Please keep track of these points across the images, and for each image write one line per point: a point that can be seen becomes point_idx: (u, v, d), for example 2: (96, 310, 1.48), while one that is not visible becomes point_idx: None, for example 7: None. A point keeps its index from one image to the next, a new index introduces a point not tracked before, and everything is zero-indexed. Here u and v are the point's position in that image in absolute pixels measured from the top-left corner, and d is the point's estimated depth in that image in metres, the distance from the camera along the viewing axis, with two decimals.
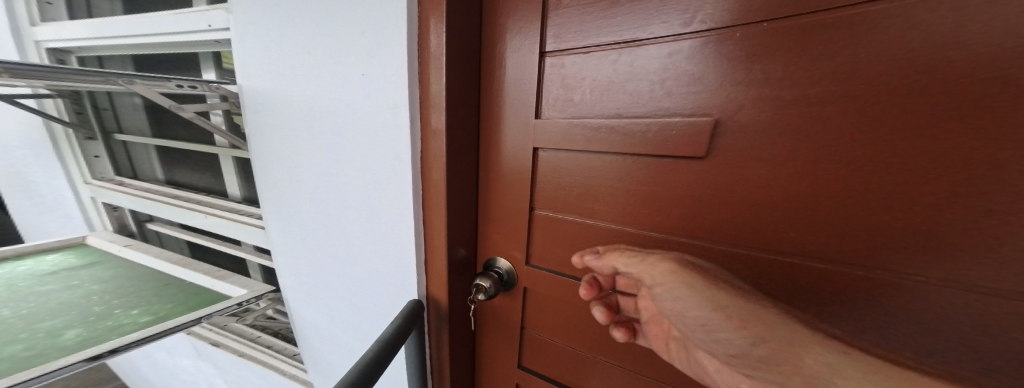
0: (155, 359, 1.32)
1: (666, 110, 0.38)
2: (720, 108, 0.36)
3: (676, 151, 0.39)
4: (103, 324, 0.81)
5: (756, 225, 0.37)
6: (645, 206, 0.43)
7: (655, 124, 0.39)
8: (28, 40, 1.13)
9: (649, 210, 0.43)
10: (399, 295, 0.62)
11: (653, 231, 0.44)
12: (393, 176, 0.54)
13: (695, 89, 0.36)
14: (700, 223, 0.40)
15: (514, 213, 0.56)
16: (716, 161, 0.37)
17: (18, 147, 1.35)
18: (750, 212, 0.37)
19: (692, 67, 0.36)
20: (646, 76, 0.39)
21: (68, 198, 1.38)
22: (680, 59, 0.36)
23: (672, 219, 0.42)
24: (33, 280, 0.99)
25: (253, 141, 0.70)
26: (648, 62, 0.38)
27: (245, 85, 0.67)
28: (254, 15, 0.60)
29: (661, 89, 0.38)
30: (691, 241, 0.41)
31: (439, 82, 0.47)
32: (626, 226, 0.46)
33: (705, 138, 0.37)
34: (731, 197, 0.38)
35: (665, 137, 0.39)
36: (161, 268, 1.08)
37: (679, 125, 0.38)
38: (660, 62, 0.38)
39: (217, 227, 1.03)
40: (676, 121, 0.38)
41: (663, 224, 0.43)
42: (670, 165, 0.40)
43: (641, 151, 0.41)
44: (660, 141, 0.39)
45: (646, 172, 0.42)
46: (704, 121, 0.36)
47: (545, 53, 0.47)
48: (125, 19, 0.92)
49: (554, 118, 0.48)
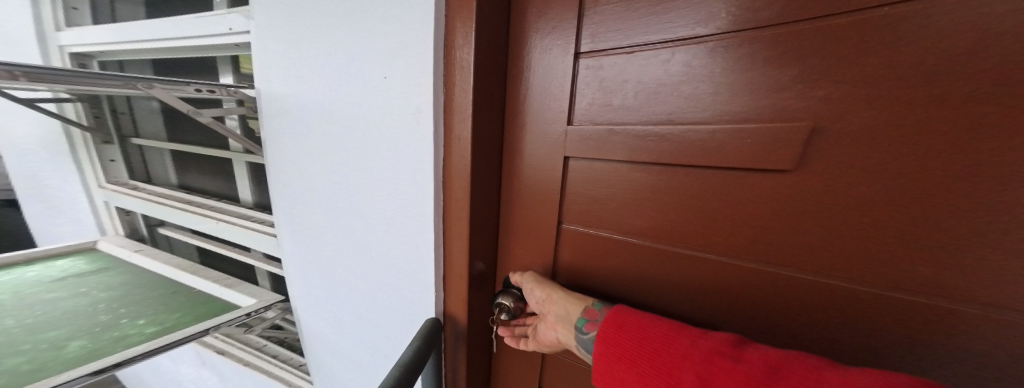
0: (159, 367, 1.29)
1: (732, 114, 0.34)
2: (798, 111, 0.31)
3: (746, 163, 0.34)
4: (109, 335, 0.78)
5: (839, 248, 0.32)
6: (699, 223, 0.39)
7: (720, 131, 0.34)
8: (54, 45, 1.16)
9: (705, 227, 0.39)
10: (416, 312, 0.58)
11: (708, 252, 0.39)
12: (413, 185, 0.51)
13: (769, 90, 0.32)
14: (765, 243, 0.36)
15: (539, 226, 0.52)
16: (797, 174, 0.32)
17: (38, 151, 1.37)
18: (833, 234, 0.32)
19: (765, 65, 0.32)
20: (708, 77, 0.35)
21: (82, 201, 1.39)
22: (750, 57, 0.33)
23: (732, 238, 0.37)
24: (43, 287, 0.98)
25: (269, 147, 0.68)
26: (712, 61, 0.35)
27: (263, 89, 0.65)
28: (272, 18, 0.59)
29: (727, 90, 0.34)
30: (752, 264, 0.37)
31: (466, 84, 0.44)
32: (674, 244, 0.41)
33: (784, 147, 0.32)
34: (811, 216, 0.33)
35: (731, 145, 0.34)
36: (170, 274, 1.06)
37: (752, 131, 0.33)
38: (725, 62, 0.34)
39: (227, 233, 1.01)
40: (751, 128, 0.33)
41: (720, 243, 0.38)
42: (736, 178, 0.35)
43: (700, 161, 0.36)
44: (726, 150, 0.34)
45: (705, 186, 0.37)
46: (782, 126, 0.32)
47: (579, 54, 0.43)
48: (146, 24, 0.92)
49: (589, 125, 0.44)
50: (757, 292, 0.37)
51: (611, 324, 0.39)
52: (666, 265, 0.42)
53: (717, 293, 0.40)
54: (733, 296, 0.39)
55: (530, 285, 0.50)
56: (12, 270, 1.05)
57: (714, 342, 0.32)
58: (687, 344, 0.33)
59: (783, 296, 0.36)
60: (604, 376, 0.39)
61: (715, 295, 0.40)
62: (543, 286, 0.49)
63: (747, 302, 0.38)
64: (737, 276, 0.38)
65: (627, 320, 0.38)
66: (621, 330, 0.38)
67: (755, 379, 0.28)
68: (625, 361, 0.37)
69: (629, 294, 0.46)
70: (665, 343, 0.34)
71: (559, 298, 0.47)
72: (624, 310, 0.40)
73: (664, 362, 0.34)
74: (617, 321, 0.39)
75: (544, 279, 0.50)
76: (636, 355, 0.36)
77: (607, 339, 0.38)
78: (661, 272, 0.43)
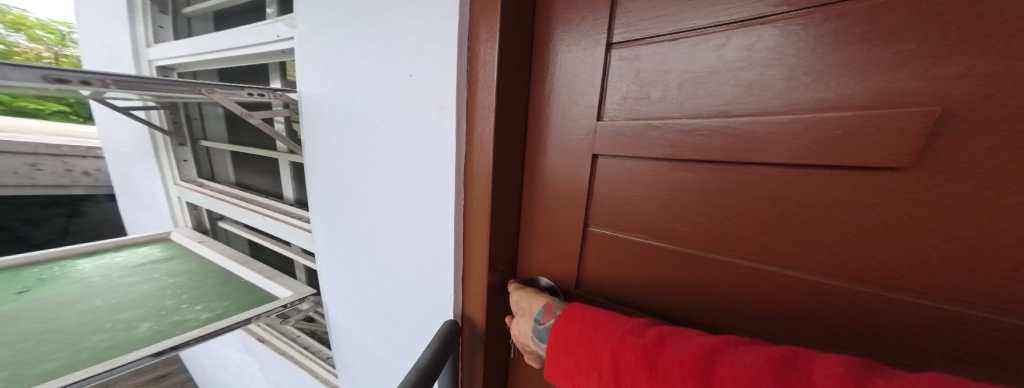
0: (212, 350, 1.41)
1: (809, 103, 0.28)
2: (904, 96, 0.25)
3: (832, 159, 0.27)
4: (171, 319, 0.86)
5: (964, 270, 0.25)
6: (760, 230, 0.33)
7: (794, 122, 0.28)
8: (145, 60, 1.34)
9: (761, 235, 0.33)
10: (434, 314, 0.56)
11: (763, 264, 0.33)
12: (435, 185, 0.49)
13: (861, 72, 0.26)
14: (853, 259, 0.29)
15: (565, 229, 0.48)
16: (904, 173, 0.25)
17: (130, 152, 1.58)
18: (941, 251, 0.25)
19: (856, 41, 0.26)
20: (777, 59, 0.29)
21: (161, 196, 1.58)
22: (836, 35, 0.26)
23: (806, 249, 0.31)
24: (126, 272, 1.12)
25: (307, 146, 0.71)
26: (782, 42, 0.29)
27: (304, 92, 0.68)
28: (310, 25, 0.62)
29: (804, 74, 0.28)
30: (834, 282, 0.30)
31: (489, 79, 0.41)
32: (728, 255, 0.35)
33: (890, 139, 0.25)
34: (908, 227, 0.26)
35: (809, 138, 0.28)
36: (224, 265, 1.17)
37: (838, 120, 0.26)
38: (801, 42, 0.28)
39: (271, 228, 1.08)
40: (839, 117, 0.26)
41: (788, 255, 0.32)
42: (813, 178, 0.29)
43: (762, 158, 0.30)
44: (801, 144, 0.28)
45: (771, 186, 0.31)
46: (887, 114, 0.25)
47: (612, 44, 0.39)
48: (213, 37, 1.03)
49: (622, 119, 0.39)
50: (840, 316, 0.30)
51: (561, 318, 0.37)
52: (715, 279, 0.36)
53: (784, 314, 0.33)
54: (805, 318, 0.32)
55: (513, 286, 0.51)
56: (105, 256, 1.22)
57: (630, 325, 0.33)
58: (609, 328, 0.34)
59: (877, 325, 0.29)
60: (553, 369, 0.37)
61: (778, 315, 0.33)
62: (520, 287, 0.49)
63: (825, 328, 0.31)
64: (812, 296, 0.31)
65: (572, 312, 0.37)
66: (566, 322, 0.37)
67: (649, 350, 0.29)
68: (563, 348, 0.36)
69: (668, 309, 0.41)
70: (594, 329, 0.34)
71: (528, 294, 0.46)
72: (577, 305, 0.39)
73: (592, 346, 0.34)
74: (567, 314, 0.37)
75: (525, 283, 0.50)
76: (572, 340, 0.36)
77: (554, 333, 0.37)
78: (709, 286, 0.37)
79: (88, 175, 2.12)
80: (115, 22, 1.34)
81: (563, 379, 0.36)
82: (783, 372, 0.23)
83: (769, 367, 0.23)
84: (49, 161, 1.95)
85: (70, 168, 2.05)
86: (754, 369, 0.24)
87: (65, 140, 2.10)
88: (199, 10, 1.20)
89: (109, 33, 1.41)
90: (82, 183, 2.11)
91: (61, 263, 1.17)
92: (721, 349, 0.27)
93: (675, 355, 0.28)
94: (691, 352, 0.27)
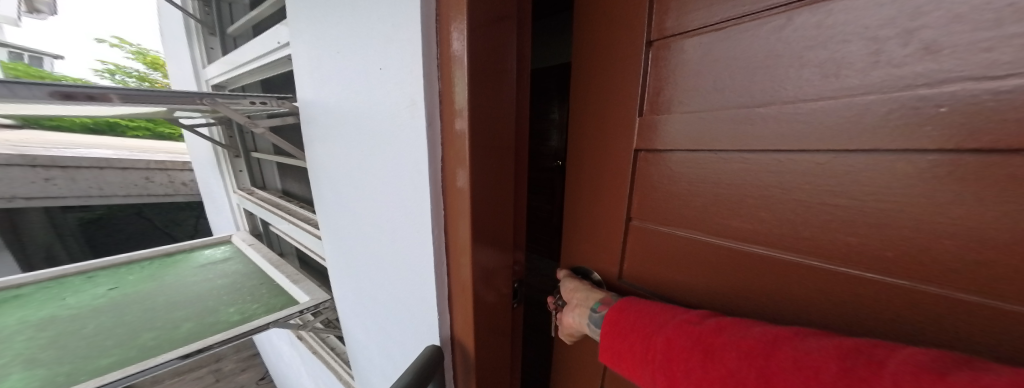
0: (268, 340, 1.59)
1: (903, 81, 0.24)
2: None
3: (939, 144, 0.23)
4: (208, 320, 0.95)
5: None
6: (840, 231, 0.29)
7: (881, 102, 0.25)
8: (202, 79, 1.50)
9: (827, 232, 0.29)
10: (421, 329, 0.57)
11: (832, 264, 0.30)
12: (410, 186, 0.48)
13: (976, 39, 0.21)
14: (961, 267, 0.24)
15: (605, 227, 0.47)
16: None
17: (201, 163, 1.81)
18: None
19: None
20: (857, 33, 0.25)
21: (223, 202, 1.78)
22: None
23: (916, 253, 0.26)
24: (186, 270, 1.26)
25: (309, 152, 0.76)
26: (860, 15, 0.25)
27: (302, 98, 0.72)
28: (302, 33, 0.64)
29: (902, 44, 0.24)
30: (951, 292, 0.25)
31: (461, 68, 0.40)
32: (804, 254, 0.31)
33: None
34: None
35: (904, 120, 0.24)
36: (264, 267, 1.28)
37: (946, 98, 0.22)
38: (890, 12, 0.24)
39: (299, 233, 1.18)
40: (944, 92, 0.22)
41: (887, 259, 0.27)
42: (903, 170, 0.25)
43: (841, 145, 0.27)
44: (889, 128, 0.24)
45: (857, 179, 0.27)
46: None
47: (652, 41, 0.38)
48: (246, 50, 1.13)
49: (666, 112, 0.38)
50: (929, 323, 0.26)
51: (614, 307, 0.38)
52: (777, 279, 0.33)
53: (864, 322, 0.29)
54: (887, 325, 0.28)
55: (564, 274, 0.51)
56: (181, 254, 1.40)
57: (688, 315, 0.33)
58: (664, 317, 0.34)
59: (997, 345, 0.24)
60: (607, 351, 0.37)
61: (849, 318, 0.30)
62: (571, 277, 0.49)
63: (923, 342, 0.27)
64: (914, 308, 0.26)
65: (628, 305, 0.38)
66: (620, 312, 0.37)
67: (705, 332, 0.29)
68: (616, 335, 0.36)
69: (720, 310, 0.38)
70: (649, 317, 0.35)
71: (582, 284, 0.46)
72: (631, 299, 0.39)
73: (646, 331, 0.34)
74: (620, 305, 0.38)
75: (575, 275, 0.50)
76: (626, 328, 0.36)
77: (608, 320, 0.38)
78: (776, 288, 0.33)
79: (185, 185, 2.43)
80: (181, 48, 1.52)
81: (616, 361, 0.37)
82: (849, 358, 0.22)
83: (832, 352, 0.22)
84: (157, 174, 2.26)
85: (173, 180, 2.36)
86: (820, 353, 0.23)
87: (166, 153, 2.50)
88: (240, 27, 1.31)
89: (179, 58, 1.61)
90: (182, 193, 2.43)
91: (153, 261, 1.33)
92: (779, 338, 0.25)
93: (729, 338, 0.27)
94: (746, 338, 0.27)
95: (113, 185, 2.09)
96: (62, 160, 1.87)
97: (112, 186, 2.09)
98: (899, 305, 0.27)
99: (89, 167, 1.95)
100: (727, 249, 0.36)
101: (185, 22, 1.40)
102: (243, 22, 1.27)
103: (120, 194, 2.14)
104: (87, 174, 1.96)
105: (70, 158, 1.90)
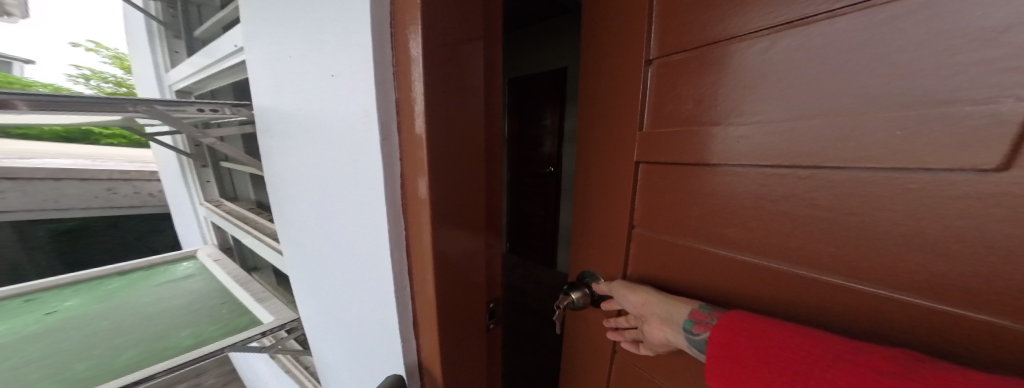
0: (242, 359, 1.51)
1: (859, 106, 0.28)
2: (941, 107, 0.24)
3: (882, 165, 0.27)
4: (156, 346, 0.87)
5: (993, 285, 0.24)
6: (814, 238, 0.33)
7: (839, 125, 0.29)
8: (165, 85, 1.40)
9: (797, 237, 0.34)
10: (385, 348, 0.55)
11: (801, 269, 0.34)
12: (367, 194, 0.47)
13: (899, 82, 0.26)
14: (899, 269, 0.28)
15: (615, 230, 0.52)
16: (939, 183, 0.25)
17: (167, 174, 1.69)
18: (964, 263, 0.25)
19: (934, 28, 0.24)
20: (829, 62, 0.30)
21: (190, 214, 1.66)
22: (883, 38, 0.27)
23: (879, 261, 0.29)
24: (134, 290, 1.15)
25: (267, 164, 0.73)
26: (830, 43, 0.30)
27: (258, 104, 0.69)
28: (258, 36, 0.61)
29: (855, 77, 0.28)
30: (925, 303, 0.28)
31: (416, 77, 0.40)
32: (784, 262, 0.36)
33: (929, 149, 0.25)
34: (932, 241, 0.26)
35: (861, 140, 0.28)
36: (228, 285, 1.21)
37: (880, 127, 0.27)
38: (851, 45, 0.29)
39: (263, 250, 1.11)
40: (880, 121, 0.27)
41: (863, 270, 0.30)
42: (876, 179, 0.28)
43: (817, 161, 0.31)
44: (857, 145, 0.28)
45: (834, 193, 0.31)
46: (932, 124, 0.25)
47: (652, 59, 0.44)
48: (213, 52, 1.07)
49: (665, 127, 0.44)
50: (887, 320, 0.30)
51: (721, 328, 0.36)
52: (763, 280, 0.37)
53: (834, 318, 0.33)
54: (858, 322, 0.31)
55: (619, 286, 0.50)
56: (138, 272, 1.29)
57: (852, 354, 0.27)
58: (810, 351, 0.29)
59: (945, 343, 0.27)
60: (717, 377, 0.36)
61: (825, 318, 0.33)
62: (635, 288, 0.48)
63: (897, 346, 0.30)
64: (874, 309, 0.30)
65: (749, 325, 0.34)
66: (738, 335, 0.34)
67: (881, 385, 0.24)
68: (737, 362, 0.34)
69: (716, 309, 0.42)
70: (787, 348, 0.31)
71: (655, 296, 0.45)
72: (742, 316, 0.35)
73: (788, 366, 0.30)
74: (736, 328, 0.35)
75: (632, 285, 0.48)
76: (750, 358, 0.33)
77: (716, 344, 0.36)
78: (764, 291, 0.37)
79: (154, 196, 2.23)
80: (143, 50, 1.42)
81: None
82: None
83: None
84: (121, 185, 2.07)
85: (139, 191, 2.15)
86: None
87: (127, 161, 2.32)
88: (208, 29, 1.24)
89: (141, 60, 1.50)
90: (150, 204, 2.22)
91: (102, 281, 1.21)
92: None
93: None
94: None
95: (72, 197, 1.86)
96: (13, 172, 1.62)
97: (71, 199, 1.86)
98: (861, 302, 0.31)
99: (45, 178, 1.73)
100: (722, 255, 0.40)
101: (146, 24, 1.32)
102: (210, 22, 1.20)
103: (79, 207, 1.90)
104: (43, 187, 1.74)
105: (24, 170, 1.65)
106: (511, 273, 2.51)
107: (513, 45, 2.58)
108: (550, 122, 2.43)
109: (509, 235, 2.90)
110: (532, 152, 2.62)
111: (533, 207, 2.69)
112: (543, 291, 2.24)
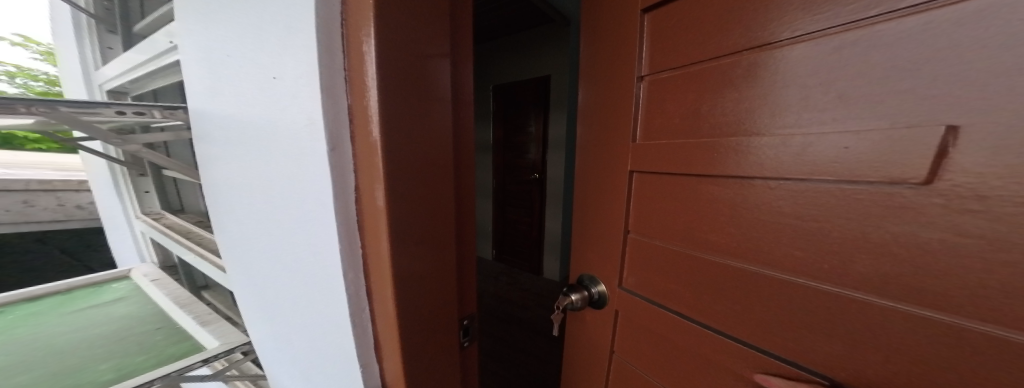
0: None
1: (807, 125, 0.33)
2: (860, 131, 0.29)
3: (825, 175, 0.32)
4: (63, 382, 0.75)
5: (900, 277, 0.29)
6: (773, 238, 0.37)
7: (792, 140, 0.34)
8: (94, 83, 1.24)
9: (761, 238, 0.38)
10: (344, 368, 0.51)
11: (761, 268, 0.38)
12: (315, 204, 0.44)
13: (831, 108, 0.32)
14: (837, 264, 0.33)
15: (607, 233, 0.55)
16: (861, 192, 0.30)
17: (98, 184, 1.48)
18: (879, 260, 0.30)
19: (853, 65, 0.30)
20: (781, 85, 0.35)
21: (126, 230, 1.46)
22: (824, 70, 0.32)
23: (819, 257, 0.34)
24: (41, 319, 0.98)
25: (206, 173, 0.67)
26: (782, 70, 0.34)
27: (193, 106, 0.63)
28: (195, 31, 0.55)
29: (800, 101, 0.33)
30: (901, 307, 0.30)
31: (370, 82, 0.38)
32: (749, 262, 0.39)
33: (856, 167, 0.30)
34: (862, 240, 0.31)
35: (811, 153, 0.33)
36: (166, 307, 1.08)
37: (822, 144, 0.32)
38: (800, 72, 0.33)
39: (207, 268, 1.00)
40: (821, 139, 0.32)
41: (812, 267, 0.35)
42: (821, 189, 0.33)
43: (775, 171, 0.36)
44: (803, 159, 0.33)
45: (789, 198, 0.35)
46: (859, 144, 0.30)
47: (643, 76, 0.48)
48: (151, 48, 0.95)
49: (655, 139, 0.47)
50: (836, 312, 0.33)
51: None
52: (740, 282, 0.40)
53: (797, 313, 0.36)
54: (819, 317, 0.35)
55: None
56: (54, 296, 1.11)
57: None
58: None
59: (875, 330, 0.31)
60: None
61: (792, 315, 0.37)
62: None
63: (852, 337, 0.33)
64: (826, 302, 0.34)
65: None
66: None
67: None
68: None
69: (703, 312, 0.45)
70: None
71: None
72: None
73: None
74: None
75: None
76: None
77: None
78: (743, 294, 0.40)
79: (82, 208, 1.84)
80: (68, 44, 1.25)
81: None
82: None
83: None
84: (42, 196, 1.63)
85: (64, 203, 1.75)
86: None
87: None
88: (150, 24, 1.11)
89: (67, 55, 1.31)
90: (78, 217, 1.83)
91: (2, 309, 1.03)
92: None
93: None
94: None
95: None
96: None
97: None
98: (812, 296, 0.35)
99: None
100: (705, 257, 0.43)
101: (72, 15, 1.15)
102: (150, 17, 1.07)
103: None
104: None
105: None
106: (497, 282, 2.51)
107: (497, 52, 2.60)
108: (535, 129, 2.46)
109: (494, 241, 2.91)
110: (517, 159, 2.64)
111: (519, 213, 2.71)
112: (529, 298, 2.25)
